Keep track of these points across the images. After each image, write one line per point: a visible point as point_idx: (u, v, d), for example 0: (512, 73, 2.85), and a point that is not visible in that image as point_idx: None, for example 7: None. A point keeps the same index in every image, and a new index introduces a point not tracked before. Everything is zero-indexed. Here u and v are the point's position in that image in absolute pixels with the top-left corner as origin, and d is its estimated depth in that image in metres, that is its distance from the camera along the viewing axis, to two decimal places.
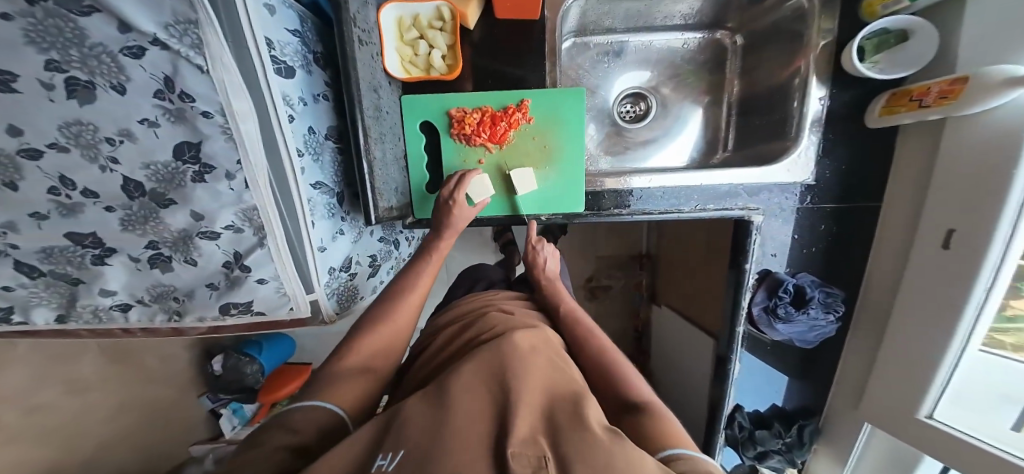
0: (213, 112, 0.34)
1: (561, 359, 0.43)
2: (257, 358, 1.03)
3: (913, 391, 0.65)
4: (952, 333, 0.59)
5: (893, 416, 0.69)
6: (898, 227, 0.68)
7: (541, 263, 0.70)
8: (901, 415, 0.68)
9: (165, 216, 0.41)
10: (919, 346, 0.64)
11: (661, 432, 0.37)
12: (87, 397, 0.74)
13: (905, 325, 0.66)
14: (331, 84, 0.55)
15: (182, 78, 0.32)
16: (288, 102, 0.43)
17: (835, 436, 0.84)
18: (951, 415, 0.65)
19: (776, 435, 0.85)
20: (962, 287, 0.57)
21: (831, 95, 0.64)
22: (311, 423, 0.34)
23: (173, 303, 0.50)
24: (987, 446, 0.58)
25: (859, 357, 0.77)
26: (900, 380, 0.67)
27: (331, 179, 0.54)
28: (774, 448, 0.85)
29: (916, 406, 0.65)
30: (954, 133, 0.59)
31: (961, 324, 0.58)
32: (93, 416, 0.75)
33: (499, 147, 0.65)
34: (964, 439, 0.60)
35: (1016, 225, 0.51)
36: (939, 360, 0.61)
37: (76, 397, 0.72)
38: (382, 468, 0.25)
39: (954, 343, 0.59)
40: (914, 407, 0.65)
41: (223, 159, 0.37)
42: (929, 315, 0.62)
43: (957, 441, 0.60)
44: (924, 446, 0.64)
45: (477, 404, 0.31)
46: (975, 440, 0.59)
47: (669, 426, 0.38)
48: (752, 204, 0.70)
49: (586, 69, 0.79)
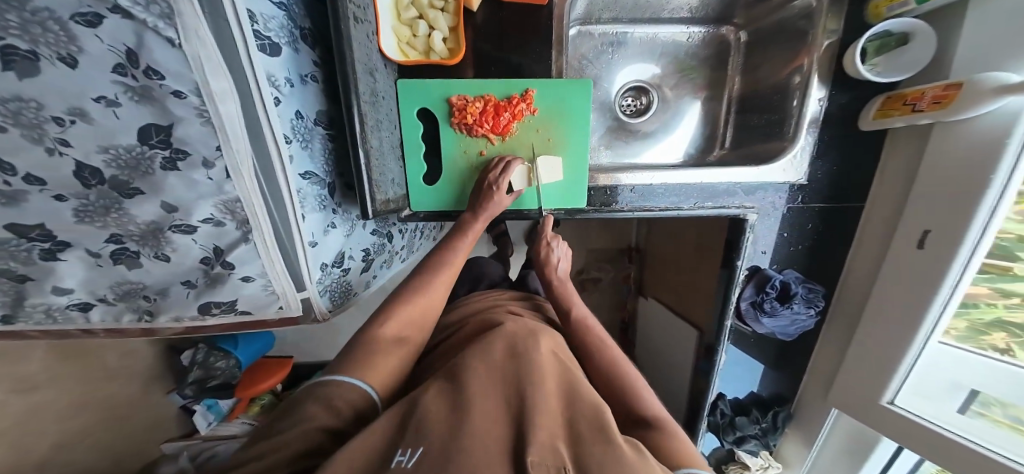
0: (186, 91, 0.29)
1: (573, 365, 0.45)
2: (232, 353, 0.94)
3: (881, 379, 0.69)
4: (915, 327, 0.63)
5: (859, 401, 0.73)
6: (878, 227, 0.70)
7: (552, 264, 0.66)
8: (867, 402, 0.71)
9: (129, 207, 0.35)
10: (890, 339, 0.67)
11: (678, 452, 0.40)
12: (32, 396, 0.66)
13: (876, 317, 0.69)
14: (320, 63, 0.49)
15: (147, 51, 0.26)
16: (273, 83, 0.39)
17: (804, 420, 0.88)
18: (911, 402, 0.68)
19: (754, 420, 0.89)
20: (931, 288, 0.60)
21: (829, 96, 0.65)
22: (348, 405, 0.38)
23: (143, 302, 0.44)
24: (952, 435, 0.61)
25: (831, 350, 0.81)
26: (866, 371, 0.71)
27: (322, 168, 0.50)
28: (751, 432, 0.89)
29: (880, 393, 0.69)
30: (942, 141, 0.60)
31: (925, 321, 0.61)
32: (42, 418, 0.67)
33: (502, 139, 0.63)
34: (928, 425, 0.63)
35: (982, 237, 0.55)
36: (903, 351, 0.65)
37: (20, 397, 0.64)
38: (401, 464, 0.28)
39: (917, 337, 0.63)
40: (878, 394, 0.69)
41: (200, 145, 0.32)
42: (896, 312, 0.66)
43: (924, 428, 0.63)
44: (881, 429, 0.69)
45: (492, 409, 0.34)
46: (942, 429, 0.63)
47: (680, 444, 0.42)
48: (749, 203, 0.71)
49: (590, 59, 0.76)
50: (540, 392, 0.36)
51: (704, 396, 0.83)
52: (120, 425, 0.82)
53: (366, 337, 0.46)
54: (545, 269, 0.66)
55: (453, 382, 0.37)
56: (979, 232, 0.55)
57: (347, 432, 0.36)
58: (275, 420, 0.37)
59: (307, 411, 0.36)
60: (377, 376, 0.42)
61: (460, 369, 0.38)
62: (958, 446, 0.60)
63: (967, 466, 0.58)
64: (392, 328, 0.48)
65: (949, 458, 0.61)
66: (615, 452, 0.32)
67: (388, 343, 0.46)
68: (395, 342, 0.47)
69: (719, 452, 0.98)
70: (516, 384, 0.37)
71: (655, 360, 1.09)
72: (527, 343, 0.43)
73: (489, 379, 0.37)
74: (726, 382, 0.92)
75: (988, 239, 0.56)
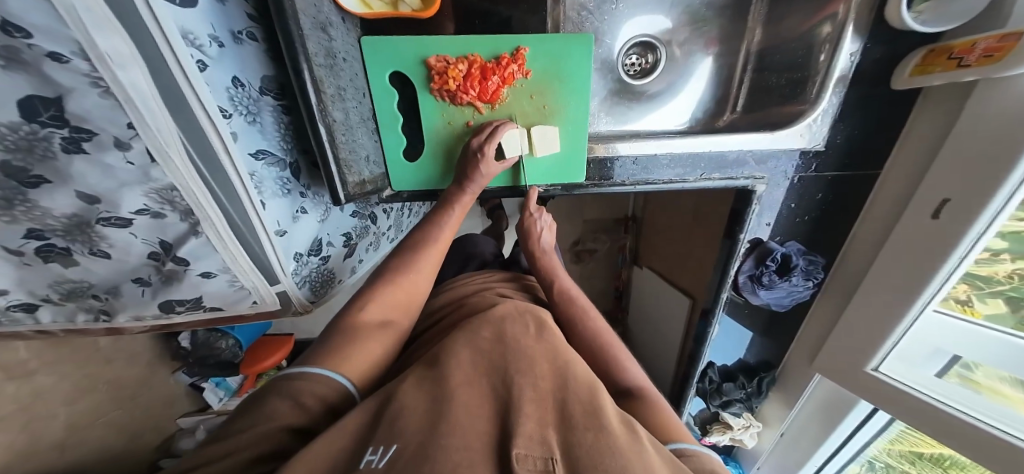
0: (66, 53, 0.23)
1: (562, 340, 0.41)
2: (230, 332, 0.92)
3: (870, 348, 0.67)
4: (915, 301, 0.60)
5: (844, 367, 0.72)
6: (891, 193, 0.65)
7: (535, 235, 0.63)
8: (853, 368, 0.71)
9: (37, 198, 0.30)
10: (885, 311, 0.64)
11: (663, 425, 0.40)
12: (36, 381, 0.59)
13: (872, 291, 0.66)
14: (259, 16, 0.42)
15: None
16: (192, 43, 0.33)
17: (787, 384, 0.88)
18: (895, 367, 0.68)
19: (740, 386, 0.91)
20: (937, 256, 0.56)
21: (861, 50, 0.58)
22: (318, 399, 0.35)
23: (96, 301, 0.41)
24: (932, 399, 0.62)
25: (820, 322, 0.79)
26: (857, 340, 0.69)
27: (278, 146, 0.46)
28: (737, 396, 0.91)
29: (867, 360, 0.68)
30: (980, 96, 0.52)
31: (926, 293, 0.58)
32: (50, 400, 0.61)
33: (490, 107, 0.57)
34: (911, 392, 0.63)
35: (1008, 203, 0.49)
36: (897, 324, 0.63)
37: (22, 385, 0.57)
38: (372, 464, 0.25)
39: (915, 309, 0.60)
40: (864, 361, 0.68)
41: (105, 123, 0.27)
42: (897, 284, 0.62)
43: (905, 394, 0.64)
44: (862, 392, 0.69)
45: (475, 401, 0.31)
46: (923, 394, 0.63)
47: (664, 416, 0.41)
48: (759, 173, 0.66)
49: (591, 11, 0.66)
50: (526, 379, 0.33)
51: (698, 367, 0.83)
52: (136, 406, 0.81)
53: (344, 323, 0.42)
54: (529, 244, 0.62)
55: (435, 371, 0.33)
56: (1005, 198, 0.50)
57: (317, 429, 0.33)
58: (240, 414, 0.34)
59: (273, 407, 0.33)
60: (362, 364, 0.40)
61: (443, 355, 0.35)
62: (944, 414, 0.60)
63: (958, 438, 0.58)
64: (374, 312, 0.44)
65: (940, 429, 0.60)
66: (606, 437, 0.29)
67: (371, 328, 0.43)
68: (379, 327, 0.44)
69: (703, 414, 0.98)
70: (501, 375, 0.34)
71: (650, 330, 1.08)
72: (516, 328, 0.39)
73: (468, 370, 0.34)
74: (716, 348, 0.94)
75: (1016, 203, 0.50)
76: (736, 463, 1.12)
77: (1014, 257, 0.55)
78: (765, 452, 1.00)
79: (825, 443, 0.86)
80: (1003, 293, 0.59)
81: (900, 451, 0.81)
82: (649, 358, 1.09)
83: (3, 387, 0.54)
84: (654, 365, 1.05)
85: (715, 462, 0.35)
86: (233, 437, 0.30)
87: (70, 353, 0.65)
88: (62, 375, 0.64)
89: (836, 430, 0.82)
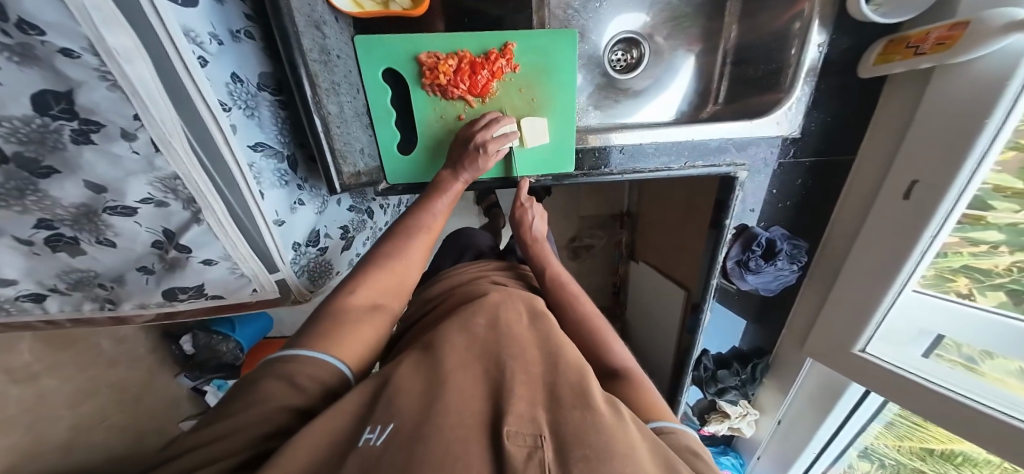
0: (77, 49, 0.25)
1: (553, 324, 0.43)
2: (232, 335, 0.91)
3: (854, 330, 0.70)
4: (891, 282, 0.63)
5: (833, 350, 0.75)
6: (864, 178, 0.68)
7: (527, 223, 0.65)
8: (840, 350, 0.74)
9: (47, 188, 0.31)
10: (865, 293, 0.67)
11: (647, 405, 0.42)
12: (38, 382, 0.60)
13: (853, 274, 0.69)
14: (256, 16, 0.43)
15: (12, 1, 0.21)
16: (193, 40, 0.34)
17: (781, 371, 0.91)
18: (880, 348, 0.70)
19: (734, 372, 0.94)
20: (911, 239, 0.59)
21: (828, 42, 0.62)
22: (315, 382, 0.36)
23: (101, 290, 0.43)
24: (911, 375, 0.65)
25: (807, 306, 0.82)
26: (841, 321, 0.73)
27: (275, 139, 0.47)
28: (732, 384, 0.94)
29: (852, 341, 0.71)
30: (940, 82, 0.55)
31: (900, 275, 0.62)
32: (51, 400, 0.62)
33: (481, 100, 0.58)
34: (893, 370, 0.66)
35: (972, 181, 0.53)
36: (876, 306, 0.66)
37: (24, 386, 0.58)
38: (370, 443, 0.27)
39: (893, 289, 0.63)
40: (851, 343, 0.71)
41: (113, 115, 0.29)
42: (874, 266, 0.65)
43: (886, 372, 0.66)
44: (853, 375, 0.71)
45: (467, 380, 0.33)
46: (904, 371, 0.65)
47: (650, 399, 0.43)
48: (739, 159, 0.69)
49: (575, 10, 0.68)
50: (519, 363, 0.35)
51: (690, 355, 0.85)
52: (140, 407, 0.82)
53: (335, 307, 0.44)
54: (521, 230, 0.65)
55: (429, 356, 0.35)
56: (966, 181, 0.53)
57: (317, 410, 0.35)
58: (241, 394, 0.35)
59: (271, 388, 0.34)
60: (357, 349, 0.42)
61: (439, 340, 0.37)
62: (928, 391, 0.62)
63: (942, 413, 0.60)
64: (362, 296, 0.46)
65: (926, 407, 0.62)
66: (593, 416, 0.30)
67: (361, 311, 0.45)
68: (370, 311, 0.45)
69: (702, 403, 1.01)
70: (493, 357, 0.36)
71: (647, 322, 1.11)
72: (508, 316, 0.41)
73: (462, 352, 0.36)
74: (710, 337, 0.99)
75: (975, 185, 0.54)
76: (736, 453, 1.16)
77: (1011, 249, 0.57)
78: (763, 442, 1.03)
79: (820, 432, 0.88)
80: (1003, 286, 0.58)
81: (910, 448, 0.82)
82: (647, 351, 1.12)
83: (6, 390, 0.56)
84: (653, 357, 1.08)
85: (691, 439, 0.38)
86: (236, 415, 0.31)
87: (72, 351, 0.67)
88: (64, 374, 0.65)
89: (825, 422, 0.85)
